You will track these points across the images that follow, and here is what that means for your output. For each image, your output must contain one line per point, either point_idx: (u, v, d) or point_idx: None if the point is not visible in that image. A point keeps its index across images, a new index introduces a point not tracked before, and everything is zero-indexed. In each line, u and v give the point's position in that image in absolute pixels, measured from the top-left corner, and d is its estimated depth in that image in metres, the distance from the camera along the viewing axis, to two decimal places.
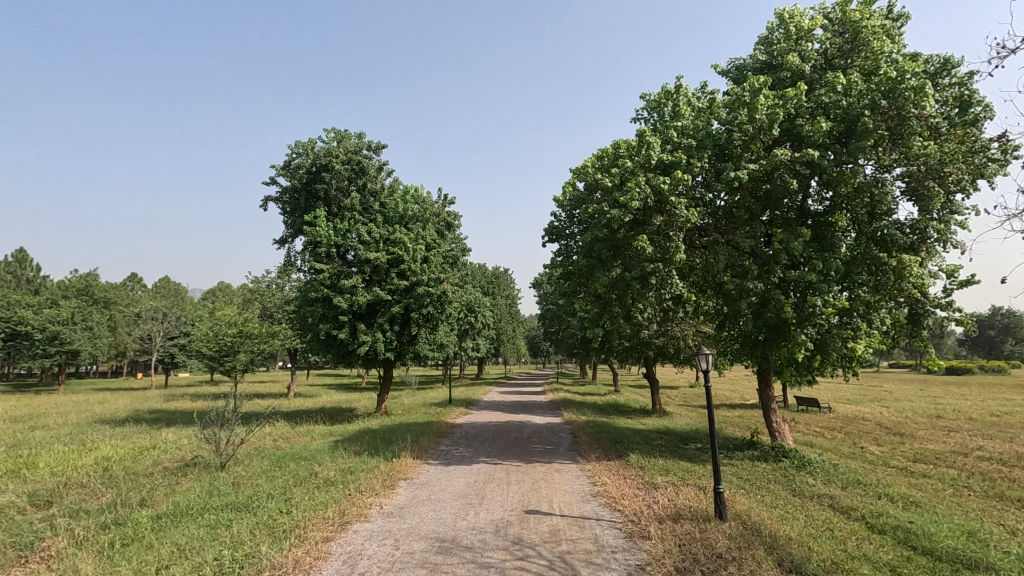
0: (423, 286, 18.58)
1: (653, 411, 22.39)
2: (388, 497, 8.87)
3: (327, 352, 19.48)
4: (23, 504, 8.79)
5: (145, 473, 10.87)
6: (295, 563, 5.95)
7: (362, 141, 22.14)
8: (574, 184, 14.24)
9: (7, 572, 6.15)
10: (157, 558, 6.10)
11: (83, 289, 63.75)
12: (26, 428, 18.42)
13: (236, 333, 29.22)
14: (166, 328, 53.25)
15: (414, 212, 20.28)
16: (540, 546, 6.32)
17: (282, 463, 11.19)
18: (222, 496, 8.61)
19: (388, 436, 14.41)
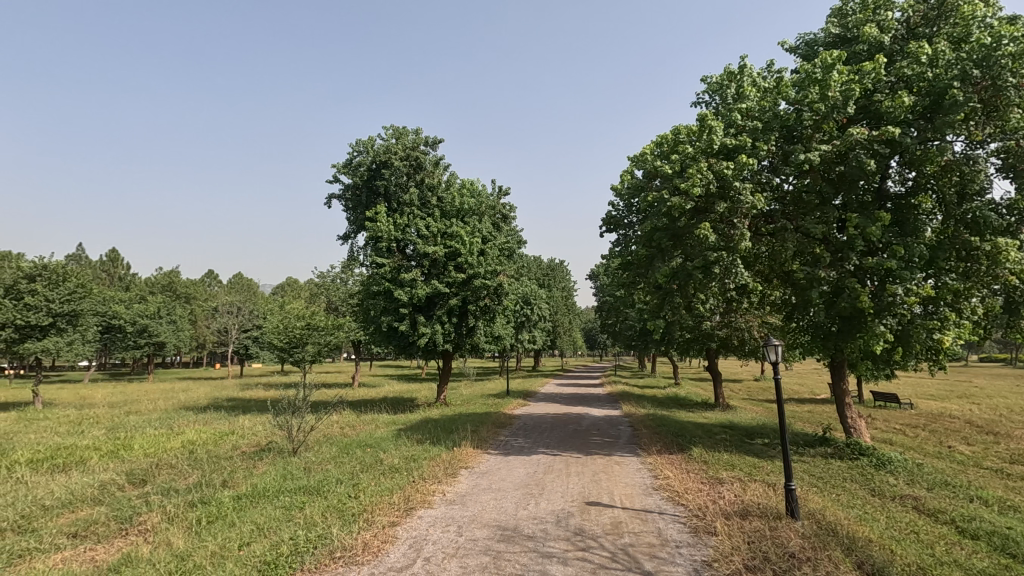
0: (481, 279, 18.80)
1: (717, 404, 21.69)
2: (450, 485, 9.07)
3: (388, 343, 20.08)
4: (122, 482, 9.61)
5: (225, 457, 11.61)
6: (364, 545, 6.19)
7: (419, 136, 22.59)
8: (633, 173, 13.97)
9: (111, 543, 6.74)
10: (239, 536, 6.50)
11: (166, 287, 68.31)
12: (122, 413, 20.12)
13: (304, 326, 30.68)
14: (241, 322, 56.60)
15: (470, 205, 20.48)
16: (602, 538, 6.29)
17: (349, 449, 11.66)
18: (295, 480, 9.07)
19: (449, 425, 14.73)
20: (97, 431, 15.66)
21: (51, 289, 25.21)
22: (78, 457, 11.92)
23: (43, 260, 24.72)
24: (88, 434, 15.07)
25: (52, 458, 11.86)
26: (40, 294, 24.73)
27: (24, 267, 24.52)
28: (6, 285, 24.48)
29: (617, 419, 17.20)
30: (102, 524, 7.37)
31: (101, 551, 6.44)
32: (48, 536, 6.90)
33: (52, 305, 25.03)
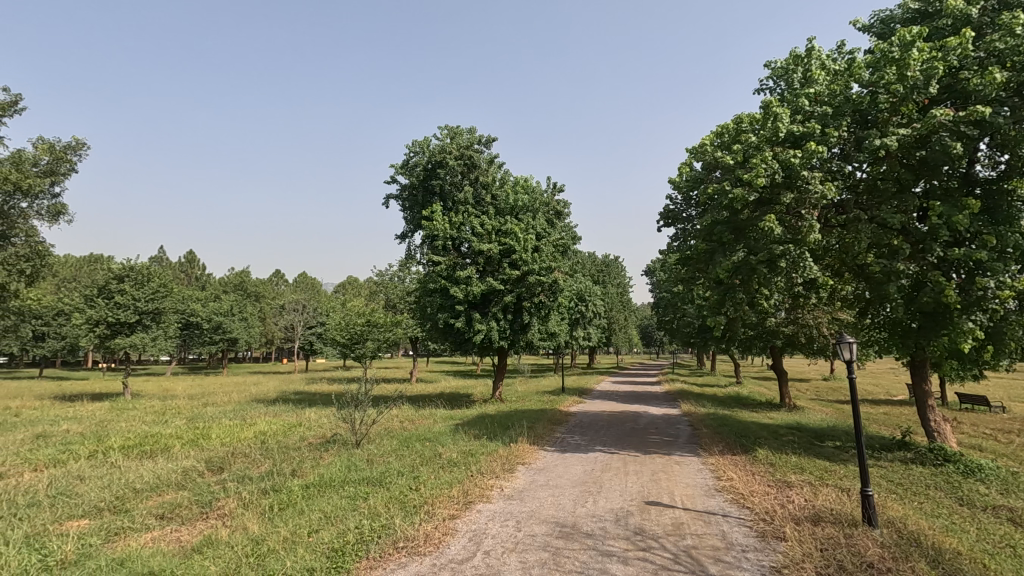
0: (535, 275, 18.83)
1: (782, 404, 20.78)
2: (507, 480, 9.13)
3: (445, 340, 20.46)
4: (201, 469, 10.28)
5: (294, 447, 12.17)
6: (425, 536, 6.34)
7: (474, 135, 22.84)
8: (692, 165, 13.58)
9: (194, 525, 7.23)
10: (308, 523, 6.82)
11: (238, 285, 72.28)
12: (201, 405, 21.51)
13: (364, 323, 31.73)
14: (305, 319, 59.31)
15: (524, 202, 20.50)
16: (663, 539, 6.15)
17: (409, 443, 11.96)
18: (359, 471, 9.41)
19: (505, 421, 14.83)
20: (180, 421, 16.81)
21: (138, 289, 27.26)
22: (163, 445, 12.84)
23: (130, 263, 26.76)
24: (172, 424, 16.22)
25: (140, 445, 12.85)
26: (128, 294, 26.78)
27: (114, 269, 26.64)
28: (99, 286, 26.71)
29: (676, 418, 16.78)
30: (186, 507, 7.91)
31: (186, 533, 6.91)
32: (140, 516, 7.49)
33: (138, 304, 27.08)
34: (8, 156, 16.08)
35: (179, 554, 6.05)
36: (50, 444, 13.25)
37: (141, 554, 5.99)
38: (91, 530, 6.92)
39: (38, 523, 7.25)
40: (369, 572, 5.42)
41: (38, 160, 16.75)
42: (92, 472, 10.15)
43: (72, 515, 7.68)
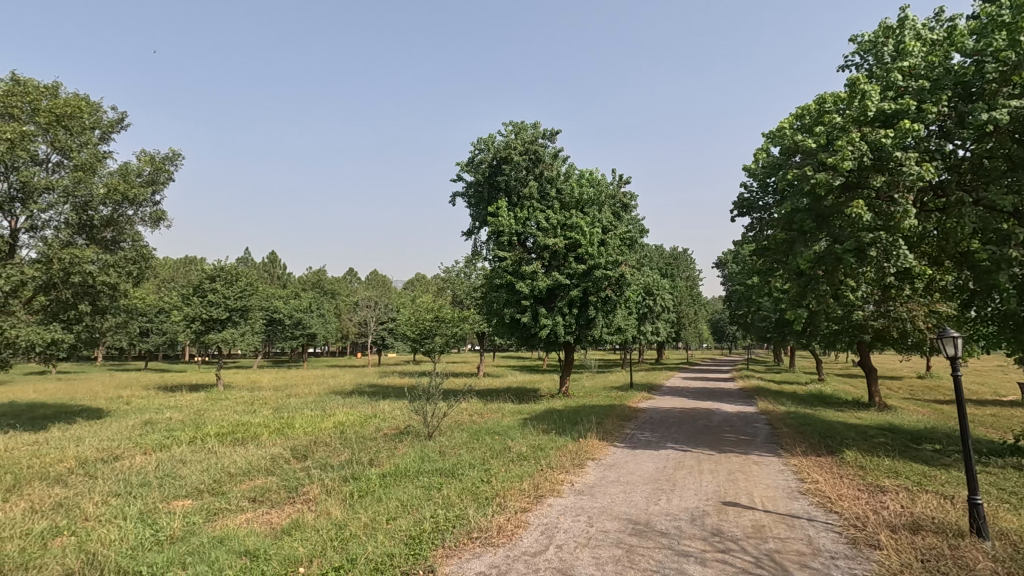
0: (601, 269, 18.56)
1: (871, 404, 19.40)
2: (578, 475, 9.10)
3: (511, 335, 20.62)
4: (287, 456, 10.96)
5: (370, 438, 12.70)
6: (499, 528, 6.42)
7: (538, 129, 22.81)
8: (769, 150, 12.92)
9: (282, 508, 7.72)
10: (386, 510, 7.09)
11: (315, 283, 76.08)
12: (285, 396, 22.89)
13: (433, 318, 32.57)
14: (378, 315, 61.70)
15: (590, 195, 20.24)
16: (743, 541, 5.91)
17: (479, 436, 12.17)
18: (432, 462, 9.69)
19: (573, 416, 14.76)
20: (266, 411, 17.98)
21: (228, 288, 29.34)
22: (253, 433, 13.77)
23: (220, 264, 28.85)
24: (259, 413, 17.37)
25: (233, 433, 13.86)
26: (219, 293, 28.91)
27: (207, 269, 28.81)
28: (195, 285, 29.00)
29: (753, 416, 16.06)
30: (275, 491, 8.47)
31: (276, 515, 7.40)
32: (235, 498, 8.09)
33: (228, 302, 29.07)
34: (117, 168, 17.72)
35: (271, 535, 6.47)
36: (157, 430, 14.55)
37: (238, 534, 6.46)
38: (194, 510, 7.55)
39: (149, 501, 8.00)
40: (446, 560, 5.56)
41: (141, 171, 18.35)
42: (193, 456, 11.07)
43: (177, 495, 8.41)
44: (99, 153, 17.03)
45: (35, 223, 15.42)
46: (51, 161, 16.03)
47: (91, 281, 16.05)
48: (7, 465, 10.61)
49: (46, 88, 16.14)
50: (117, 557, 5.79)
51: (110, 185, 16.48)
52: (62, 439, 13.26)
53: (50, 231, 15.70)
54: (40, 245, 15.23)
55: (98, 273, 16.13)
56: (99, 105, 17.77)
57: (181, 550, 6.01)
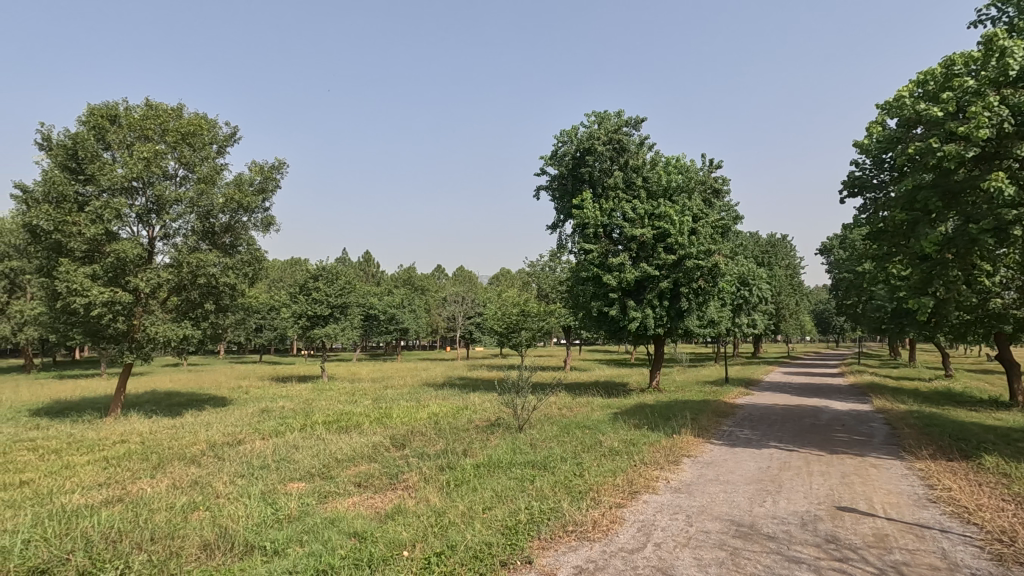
0: (693, 260, 17.82)
1: (1014, 404, 17.13)
2: (674, 472, 8.81)
3: (599, 329, 20.36)
4: (387, 444, 11.54)
5: (463, 429, 13.07)
6: (594, 523, 6.37)
7: (622, 118, 22.29)
8: (884, 123, 11.76)
9: (385, 494, 8.15)
10: (482, 500, 7.26)
11: (406, 280, 79.26)
12: (382, 388, 24.16)
13: (519, 312, 32.94)
14: (465, 309, 63.51)
15: (678, 182, 19.39)
16: (863, 551, 5.44)
17: (569, 430, 12.15)
18: (524, 454, 9.79)
19: (666, 412, 14.33)
20: (367, 401, 19.08)
21: (329, 286, 31.42)
22: (355, 422, 14.65)
23: (322, 263, 30.98)
24: (361, 403, 18.48)
25: (338, 421, 14.82)
26: (322, 291, 31.06)
27: (311, 269, 31.06)
28: (301, 284, 31.35)
29: (868, 415, 14.73)
30: (377, 477, 8.97)
31: (380, 500, 7.84)
32: (343, 483, 8.64)
33: (329, 299, 31.12)
34: (233, 179, 19.42)
35: (376, 518, 6.84)
36: (272, 417, 15.91)
37: (347, 516, 6.90)
38: (307, 492, 8.16)
39: (269, 483, 8.74)
40: (542, 552, 5.59)
41: (254, 180, 20.04)
42: (304, 442, 11.97)
43: (293, 477, 9.15)
44: (218, 166, 18.78)
45: (167, 232, 17.34)
46: (178, 175, 17.89)
47: (214, 282, 17.83)
48: (153, 446, 12.05)
49: (173, 110, 18.03)
50: (245, 532, 6.38)
51: (228, 194, 18.08)
52: (195, 424, 14.84)
53: (179, 238, 17.60)
54: (172, 251, 17.14)
55: (220, 275, 17.88)
56: (216, 121, 19.56)
57: (299, 528, 6.53)
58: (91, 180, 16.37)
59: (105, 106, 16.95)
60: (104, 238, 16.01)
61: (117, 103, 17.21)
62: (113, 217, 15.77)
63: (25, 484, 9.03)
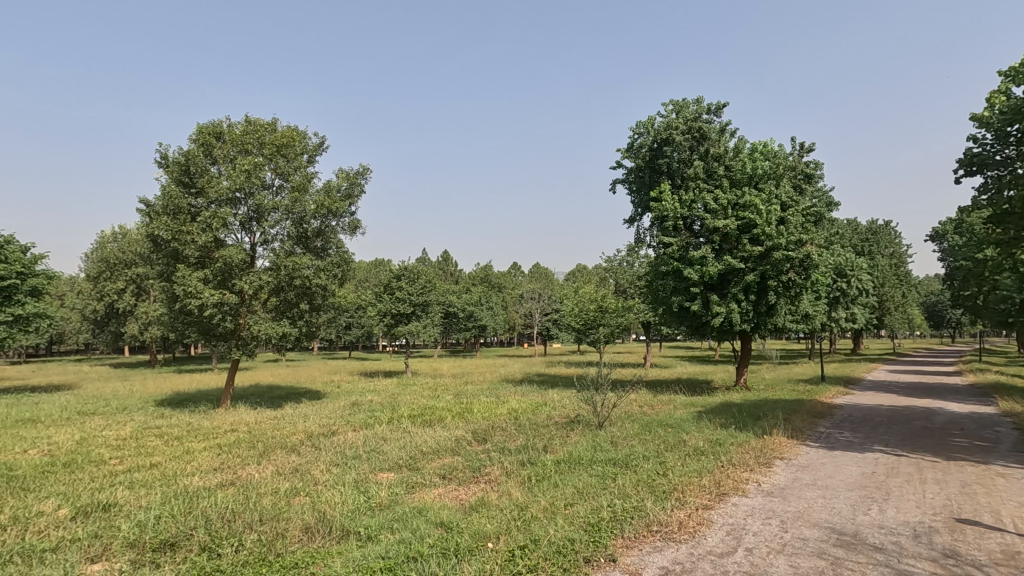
0: (782, 251, 16.77)
1: None
2: (766, 474, 8.37)
3: (681, 324, 19.75)
4: (469, 438, 11.83)
5: (543, 425, 13.12)
6: (679, 524, 6.20)
7: (701, 105, 21.39)
8: (1009, 90, 10.50)
9: (469, 486, 8.39)
10: (563, 496, 7.28)
11: (483, 278, 80.42)
12: (463, 383, 24.82)
13: (597, 308, 32.54)
14: (542, 306, 63.78)
15: (765, 169, 18.32)
16: (989, 569, 4.91)
17: (651, 428, 11.87)
18: (605, 452, 9.68)
19: (755, 411, 13.63)
20: (448, 396, 19.62)
21: (411, 285, 32.59)
22: (439, 416, 15.14)
23: (404, 264, 32.19)
24: (443, 398, 19.05)
25: (422, 415, 15.39)
26: (404, 290, 32.26)
27: (394, 269, 32.37)
28: (385, 284, 32.73)
29: (993, 418, 13.22)
30: (461, 470, 9.24)
31: (465, 492, 8.08)
32: (429, 474, 8.99)
33: (412, 297, 32.32)
34: (323, 186, 20.64)
35: (461, 510, 7.06)
36: (362, 410, 16.80)
37: (434, 506, 7.17)
38: (396, 482, 8.55)
39: (361, 472, 9.25)
40: (626, 551, 5.52)
41: (341, 186, 21.19)
42: (392, 435, 12.54)
43: (383, 467, 9.62)
44: (309, 175, 20.05)
45: (267, 238, 18.76)
46: (275, 185, 19.31)
47: (308, 283, 19.09)
48: (258, 435, 13.11)
49: (268, 124, 19.42)
50: (342, 518, 6.80)
51: (318, 201, 19.27)
52: (294, 415, 15.98)
53: (277, 243, 19.00)
54: (271, 256, 18.55)
55: (313, 276, 19.11)
56: (307, 132, 20.85)
57: (390, 516, 6.86)
58: (202, 193, 18.03)
59: (211, 124, 18.55)
60: (213, 245, 17.60)
61: (221, 121, 18.78)
62: (220, 226, 17.32)
63: (155, 467, 10.14)
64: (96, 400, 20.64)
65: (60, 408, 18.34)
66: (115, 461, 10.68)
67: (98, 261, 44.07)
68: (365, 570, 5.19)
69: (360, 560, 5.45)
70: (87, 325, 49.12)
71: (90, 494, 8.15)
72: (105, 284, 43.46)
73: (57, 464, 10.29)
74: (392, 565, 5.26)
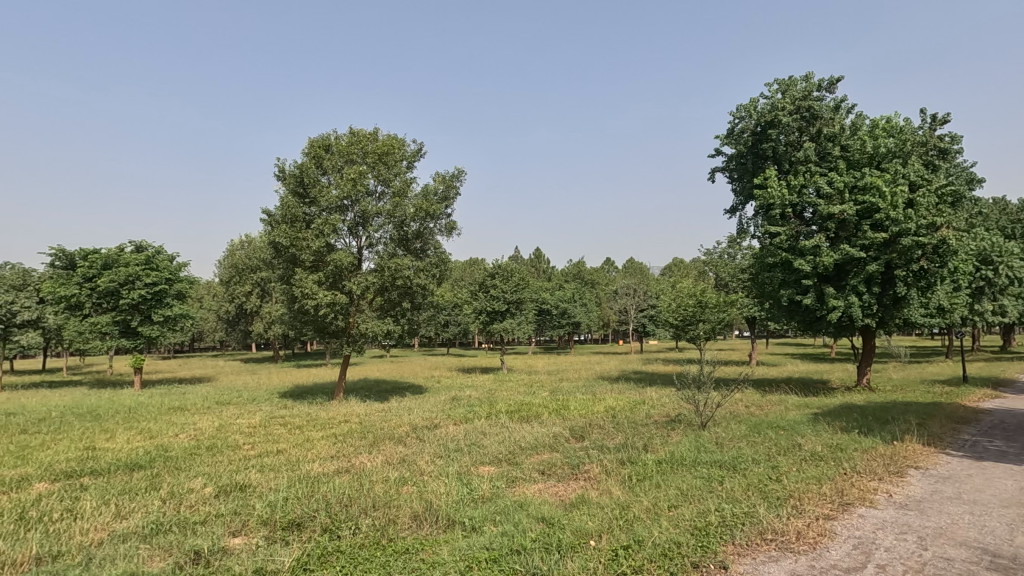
0: (911, 237, 15.04)
1: None
2: (898, 485, 7.56)
3: (791, 319, 18.43)
4: (567, 435, 11.83)
5: (642, 423, 12.80)
6: (798, 534, 5.76)
7: (811, 81, 19.72)
8: None
9: (568, 483, 8.39)
10: (667, 497, 7.05)
11: (576, 274, 80.02)
12: (559, 380, 24.87)
13: (696, 303, 31.19)
14: (637, 302, 62.42)
15: (889, 146, 16.55)
16: None
17: (760, 430, 11.15)
18: (710, 453, 9.25)
19: (881, 414, 12.36)
20: (544, 393, 19.75)
21: (505, 283, 33.15)
22: (535, 412, 15.29)
23: (498, 262, 32.84)
24: (539, 395, 19.22)
25: (520, 411, 15.61)
26: (499, 288, 32.88)
27: (489, 268, 33.14)
28: (480, 282, 33.59)
29: None
30: (559, 466, 9.25)
31: (564, 488, 8.09)
32: (528, 469, 9.10)
33: (506, 295, 32.84)
34: (421, 190, 21.54)
35: (561, 506, 7.07)
36: (462, 405, 17.37)
37: (534, 501, 7.24)
38: (497, 475, 8.75)
39: (464, 465, 9.55)
40: (737, 559, 5.24)
41: (438, 190, 21.99)
42: (491, 429, 12.85)
43: (484, 461, 9.88)
44: (408, 180, 20.99)
45: (372, 241, 19.93)
46: (378, 191, 20.45)
47: (410, 283, 20.04)
48: (369, 426, 14.01)
49: (371, 134, 20.61)
50: (447, 507, 7.08)
51: (417, 204, 20.14)
52: (399, 409, 16.88)
53: (381, 246, 20.13)
54: (375, 258, 19.69)
55: (414, 276, 20.03)
56: (405, 140, 21.83)
57: (492, 508, 7.03)
58: (315, 202, 19.54)
59: (321, 138, 20.01)
60: (325, 249, 19.02)
61: (329, 134, 20.22)
62: (331, 231, 18.71)
63: (281, 453, 11.16)
64: (231, 391, 23.13)
65: (203, 398, 20.76)
66: (248, 447, 11.90)
67: (229, 267, 49.31)
68: (470, 560, 5.34)
69: (465, 550, 5.64)
70: (222, 324, 55.18)
71: (229, 475, 9.14)
72: (236, 288, 48.52)
73: (202, 447, 11.68)
74: (496, 557, 5.37)
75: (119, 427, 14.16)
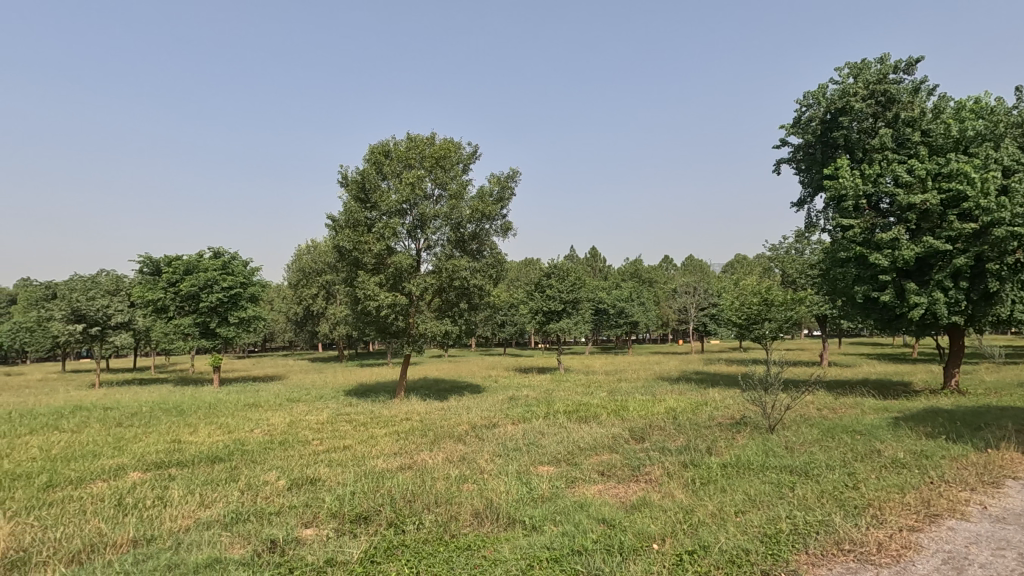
0: (1005, 226, 13.79)
1: None
2: (993, 496, 6.96)
3: (867, 317, 17.34)
4: (627, 436, 11.64)
5: (706, 426, 12.40)
6: (879, 545, 5.42)
7: (886, 63, 18.50)
8: None
9: (629, 484, 8.26)
10: (733, 502, 6.81)
11: (633, 273, 78.60)
12: (617, 380, 24.52)
13: (761, 301, 29.90)
14: (697, 301, 60.55)
15: (978, 129, 15.27)
16: None
17: (835, 434, 10.55)
18: (779, 458, 8.84)
19: (972, 419, 11.43)
20: (603, 393, 19.54)
21: (561, 283, 33.03)
22: (594, 412, 15.15)
23: (553, 262, 32.80)
24: (597, 395, 19.02)
25: (578, 411, 15.51)
26: (555, 287, 32.80)
27: (545, 268, 33.13)
28: (536, 282, 33.61)
29: None
30: (619, 468, 9.11)
31: (625, 490, 7.97)
32: (587, 470, 9.03)
33: (562, 295, 32.69)
34: (477, 192, 21.83)
35: (622, 508, 6.97)
36: (520, 405, 17.45)
37: (594, 502, 7.17)
38: (556, 475, 8.73)
39: (523, 464, 9.60)
40: (812, 569, 4.99)
41: (493, 191, 22.19)
42: (549, 429, 12.85)
43: (542, 461, 9.88)
44: (464, 182, 21.32)
45: (430, 243, 20.40)
46: (435, 194, 20.90)
47: (467, 284, 20.33)
48: (429, 424, 14.34)
49: (428, 139, 21.11)
50: (507, 506, 7.14)
51: (473, 206, 20.43)
52: (459, 407, 17.17)
53: (439, 248, 20.57)
54: (433, 260, 20.13)
55: (471, 277, 20.31)
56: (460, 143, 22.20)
57: (551, 508, 7.02)
58: (375, 206, 20.18)
59: (381, 145, 20.66)
60: (386, 252, 19.62)
61: (388, 140, 20.84)
62: (391, 235, 19.26)
63: (347, 448, 11.61)
64: (300, 389, 24.25)
65: (275, 395, 21.90)
66: (317, 442, 12.45)
67: (297, 271, 51.73)
68: (532, 559, 5.36)
69: (526, 548, 5.67)
70: (291, 326, 57.97)
71: (300, 469, 9.60)
72: (303, 290, 50.84)
73: (275, 441, 12.34)
74: (557, 556, 5.37)
75: (201, 422, 15.15)
